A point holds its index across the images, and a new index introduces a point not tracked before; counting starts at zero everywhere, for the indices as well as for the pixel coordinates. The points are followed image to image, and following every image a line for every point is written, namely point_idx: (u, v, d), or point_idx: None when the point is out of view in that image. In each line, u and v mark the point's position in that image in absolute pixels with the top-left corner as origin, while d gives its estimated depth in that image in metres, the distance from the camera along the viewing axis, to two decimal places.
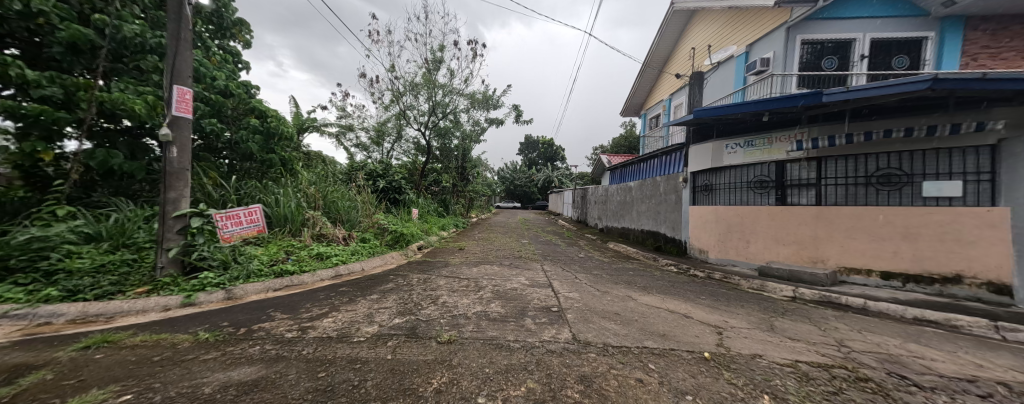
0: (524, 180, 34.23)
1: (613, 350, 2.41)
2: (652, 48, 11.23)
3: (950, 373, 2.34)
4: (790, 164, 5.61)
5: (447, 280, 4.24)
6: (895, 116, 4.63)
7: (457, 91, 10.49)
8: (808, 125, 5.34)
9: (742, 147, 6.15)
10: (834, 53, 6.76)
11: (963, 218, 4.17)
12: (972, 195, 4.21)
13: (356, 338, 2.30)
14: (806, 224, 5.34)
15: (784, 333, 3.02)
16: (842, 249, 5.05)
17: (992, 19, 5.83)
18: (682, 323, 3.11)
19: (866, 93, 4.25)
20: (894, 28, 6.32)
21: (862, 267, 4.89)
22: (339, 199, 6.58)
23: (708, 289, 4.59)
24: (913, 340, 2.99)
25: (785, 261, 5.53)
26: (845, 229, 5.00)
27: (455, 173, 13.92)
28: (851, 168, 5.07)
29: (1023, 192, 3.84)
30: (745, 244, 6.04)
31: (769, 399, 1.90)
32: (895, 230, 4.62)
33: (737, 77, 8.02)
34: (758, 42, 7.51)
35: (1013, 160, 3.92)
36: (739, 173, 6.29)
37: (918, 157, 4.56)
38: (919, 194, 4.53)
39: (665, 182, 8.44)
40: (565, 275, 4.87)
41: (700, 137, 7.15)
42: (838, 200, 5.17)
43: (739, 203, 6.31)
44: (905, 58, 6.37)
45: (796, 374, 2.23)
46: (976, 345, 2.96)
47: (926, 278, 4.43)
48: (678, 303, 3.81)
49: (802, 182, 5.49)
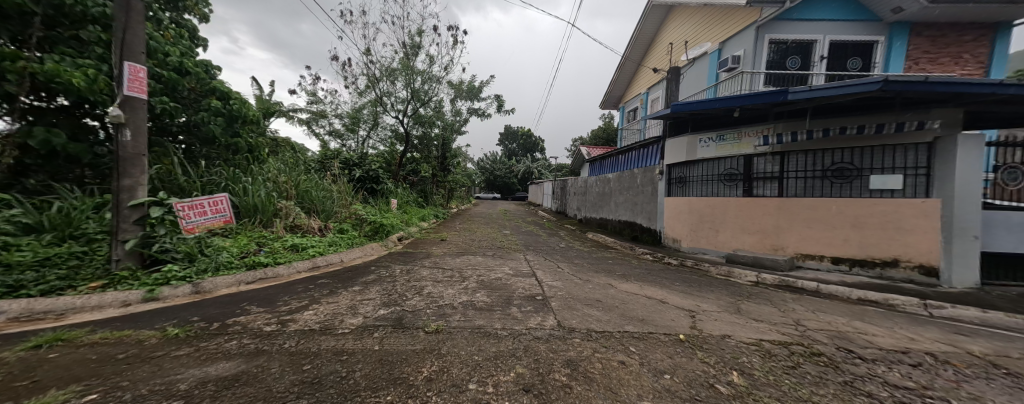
0: (504, 171, 34.20)
1: (596, 335, 2.51)
2: (631, 41, 11.42)
3: (888, 346, 2.63)
4: (757, 158, 5.94)
5: (431, 270, 4.20)
6: (850, 114, 5.02)
7: (438, 78, 10.19)
8: (774, 122, 5.66)
9: (714, 141, 6.42)
10: (797, 53, 7.15)
11: (903, 209, 4.63)
12: (911, 187, 4.69)
13: (340, 329, 2.24)
14: (767, 214, 5.73)
15: (750, 315, 3.26)
16: (800, 238, 5.45)
17: (933, 27, 6.45)
18: (659, 308, 3.28)
19: (826, 92, 4.53)
20: (850, 31, 6.78)
21: (816, 253, 5.32)
22: (313, 188, 6.31)
23: (681, 276, 4.85)
24: (857, 318, 3.34)
25: (749, 248, 5.93)
26: (801, 219, 5.42)
27: (435, 162, 13.60)
28: (810, 162, 5.45)
29: (952, 185, 4.33)
30: (714, 233, 6.39)
31: (737, 374, 2.07)
32: (845, 220, 5.05)
33: (710, 73, 8.30)
34: (730, 40, 7.78)
35: (945, 157, 4.40)
36: (711, 166, 6.59)
37: (869, 152, 4.96)
38: (867, 186, 4.96)
39: (643, 174, 8.68)
40: (548, 264, 4.97)
41: (676, 130, 7.38)
42: (797, 192, 5.55)
43: (709, 194, 6.62)
44: (859, 60, 6.88)
45: (761, 351, 2.43)
46: (907, 321, 3.35)
47: (869, 263, 4.91)
48: (655, 289, 4.00)
49: (766, 175, 5.84)
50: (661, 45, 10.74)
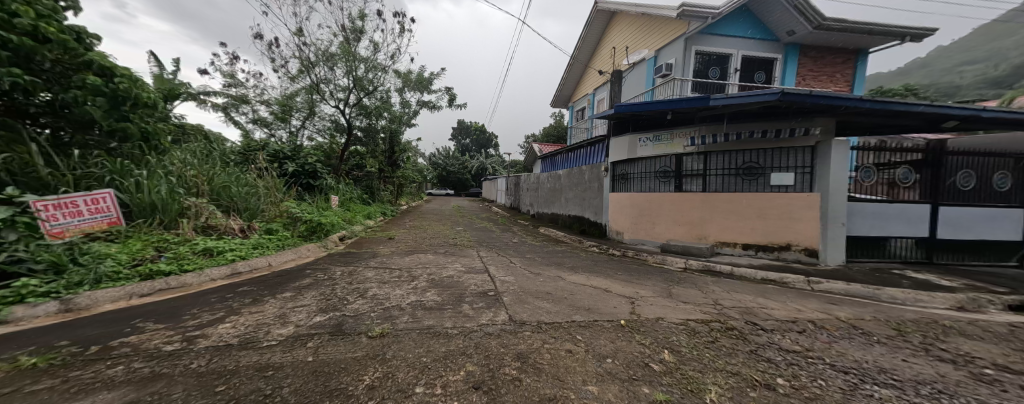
0: (456, 166, 33.61)
1: (545, 326, 2.60)
2: (579, 43, 11.92)
3: (782, 317, 3.15)
4: (686, 157, 6.64)
5: (376, 271, 3.94)
6: (757, 120, 5.86)
7: (383, 67, 9.57)
8: (699, 125, 6.37)
9: (651, 141, 7.03)
10: (717, 64, 8.11)
11: (795, 202, 5.55)
12: (801, 183, 5.64)
13: (266, 342, 1.98)
14: (694, 207, 6.45)
15: (679, 298, 3.65)
16: (719, 228, 6.23)
17: (815, 51, 7.82)
18: (603, 297, 3.50)
19: (739, 100, 5.23)
20: (756, 48, 7.90)
21: (732, 241, 6.13)
22: (233, 183, 5.52)
23: (623, 266, 5.25)
24: (760, 295, 3.95)
25: (680, 238, 6.62)
26: (720, 211, 6.20)
27: (382, 157, 12.81)
28: (727, 161, 6.24)
29: (828, 181, 5.30)
30: (652, 225, 7.02)
31: (668, 353, 2.32)
32: (754, 211, 5.90)
33: (647, 78, 9.03)
34: (664, 49, 8.53)
35: (824, 158, 5.38)
36: (649, 163, 7.20)
37: (770, 154, 5.85)
38: (769, 183, 5.85)
39: (590, 170, 9.17)
40: (501, 260, 4.99)
41: (619, 130, 7.92)
42: (718, 188, 6.33)
43: (647, 190, 7.24)
44: (763, 74, 8.06)
45: (687, 330, 2.74)
46: (796, 295, 4.05)
47: (770, 248, 5.81)
48: (600, 279, 4.27)
49: (694, 172, 6.56)
50: (605, 49, 11.38)
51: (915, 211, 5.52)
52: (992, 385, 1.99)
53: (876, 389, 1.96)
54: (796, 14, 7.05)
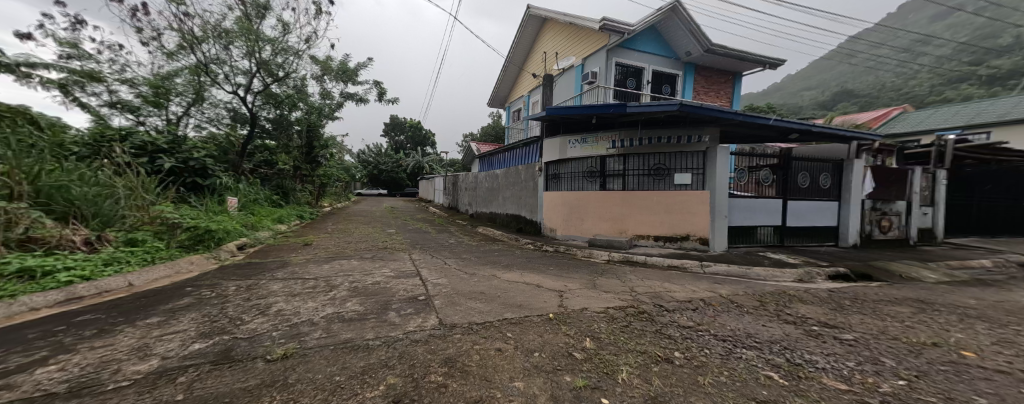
0: (390, 164, 31.67)
1: (476, 327, 2.59)
2: (513, 45, 12.18)
3: (682, 298, 3.68)
4: (609, 159, 7.28)
5: (285, 283, 3.45)
6: (663, 128, 6.73)
7: (296, 51, 8.47)
8: (619, 130, 7.06)
9: (579, 143, 7.56)
10: (633, 76, 9.08)
11: (693, 198, 6.51)
12: (697, 182, 6.63)
13: (113, 385, 1.56)
14: (616, 204, 7.13)
15: (602, 288, 3.99)
16: (637, 222, 6.98)
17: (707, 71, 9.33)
18: (535, 293, 3.63)
19: (648, 109, 5.94)
20: (663, 64, 9.07)
21: (646, 234, 6.93)
22: (75, 183, 4.28)
23: (555, 261, 5.53)
24: (667, 280, 4.55)
25: (605, 233, 7.24)
26: (637, 207, 6.96)
27: (297, 153, 11.36)
28: (642, 163, 7.02)
29: (716, 180, 6.34)
30: (581, 222, 7.54)
31: (589, 341, 2.51)
32: (663, 207, 6.75)
33: (576, 84, 9.66)
34: (590, 58, 9.21)
35: (713, 161, 6.41)
36: (578, 164, 7.73)
37: (674, 157, 6.77)
38: (674, 182, 6.76)
39: (526, 170, 9.45)
40: (434, 262, 4.82)
41: (551, 132, 8.34)
42: (635, 186, 7.08)
43: (577, 189, 7.76)
44: (668, 87, 9.31)
45: (607, 317, 3.01)
46: (693, 278, 4.77)
47: (676, 238, 6.72)
48: (532, 275, 4.42)
49: (615, 173, 7.23)
50: (537, 53, 11.87)
51: (771, 205, 6.97)
52: (816, 338, 2.61)
53: (744, 351, 2.42)
54: (692, 35, 8.44)
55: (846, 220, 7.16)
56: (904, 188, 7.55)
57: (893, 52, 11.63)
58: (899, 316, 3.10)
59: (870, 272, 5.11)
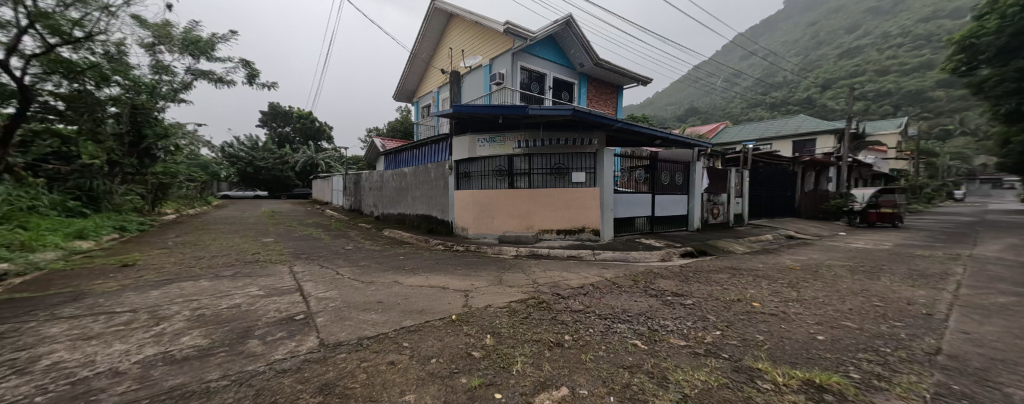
0: (272, 161, 26.53)
1: (366, 342, 2.33)
2: (419, 36, 11.59)
3: (576, 285, 4.11)
4: (515, 158, 7.61)
5: (76, 323, 2.47)
6: (561, 130, 7.38)
7: (109, 10, 6.48)
8: (523, 130, 7.44)
9: (488, 142, 7.68)
10: (536, 81, 9.69)
11: (587, 195, 7.33)
12: (590, 180, 7.50)
13: None
14: (523, 202, 7.51)
15: (507, 283, 4.14)
16: (541, 218, 7.49)
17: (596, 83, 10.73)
18: (439, 295, 3.52)
19: (545, 112, 6.40)
20: (562, 73, 9.98)
21: (549, 228, 7.50)
22: None
23: (464, 260, 5.50)
24: (565, 270, 5.03)
25: (513, 229, 7.55)
26: (541, 204, 7.46)
27: (117, 143, 8.57)
28: (545, 162, 7.56)
29: (603, 179, 7.31)
30: (491, 220, 7.70)
31: (489, 337, 2.55)
32: (562, 203, 7.41)
33: (485, 84, 9.80)
34: (496, 59, 9.43)
35: (601, 162, 7.36)
36: (487, 163, 7.85)
37: (571, 157, 7.50)
38: (572, 180, 7.49)
39: (435, 168, 9.11)
40: (323, 273, 4.20)
41: (460, 130, 8.25)
42: (539, 184, 7.58)
43: (486, 187, 7.89)
44: (567, 94, 10.32)
45: (509, 311, 3.11)
46: (587, 266, 5.40)
47: (574, 231, 7.47)
48: (438, 277, 4.28)
49: (521, 172, 7.61)
50: (445, 49, 11.57)
51: (644, 198, 8.40)
52: (670, 306, 3.24)
53: (619, 325, 2.83)
54: (584, 49, 9.51)
55: (693, 209, 9.17)
56: (727, 184, 10.10)
57: (720, 80, 15.39)
58: (720, 281, 4.13)
59: (707, 248, 6.68)
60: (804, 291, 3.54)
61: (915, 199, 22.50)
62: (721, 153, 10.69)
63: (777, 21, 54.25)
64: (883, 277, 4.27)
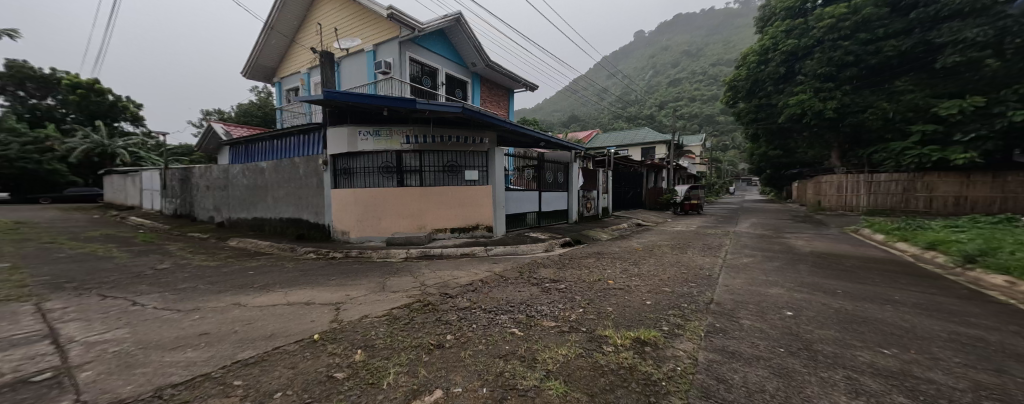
0: None
1: (172, 391, 1.73)
2: (279, 3, 9.57)
3: (464, 282, 4.13)
4: (404, 154, 7.12)
5: None
6: (453, 128, 7.30)
7: None
8: (412, 125, 7.02)
9: (371, 135, 6.94)
10: (427, 75, 9.29)
11: (480, 192, 7.49)
12: (482, 178, 7.68)
13: None
14: (414, 201, 7.09)
15: (390, 289, 3.81)
16: (434, 217, 7.24)
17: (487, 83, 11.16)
18: (300, 313, 2.96)
19: (434, 107, 6.17)
20: (454, 70, 9.91)
21: (443, 227, 7.33)
22: None
23: (341, 269, 4.82)
24: (455, 268, 5.00)
25: (403, 230, 7.07)
26: (434, 202, 7.20)
27: None
28: (436, 160, 7.33)
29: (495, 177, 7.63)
30: (378, 221, 7.01)
31: (360, 352, 2.25)
32: (456, 201, 7.35)
33: (368, 72, 8.83)
34: (381, 45, 8.62)
35: (492, 161, 7.64)
36: (371, 158, 7.10)
37: (463, 156, 7.50)
38: (465, 178, 7.51)
39: (305, 164, 7.69)
40: (108, 307, 2.97)
41: (336, 120, 7.18)
42: (431, 182, 7.31)
43: (371, 185, 7.14)
44: (460, 92, 10.34)
45: (388, 319, 2.84)
46: (478, 262, 5.51)
47: (468, 229, 7.51)
48: (302, 292, 3.61)
49: (412, 169, 7.18)
50: (316, 24, 9.90)
51: (532, 195, 9.16)
52: (547, 292, 3.58)
53: (500, 317, 2.94)
54: (476, 50, 9.67)
55: (572, 204, 10.52)
56: (596, 182, 11.99)
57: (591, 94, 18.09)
58: (587, 264, 4.83)
59: (581, 237, 7.77)
60: (642, 267, 4.49)
61: (711, 192, 31.70)
62: (592, 156, 12.61)
63: (633, 50, 67.19)
64: (688, 250, 5.81)
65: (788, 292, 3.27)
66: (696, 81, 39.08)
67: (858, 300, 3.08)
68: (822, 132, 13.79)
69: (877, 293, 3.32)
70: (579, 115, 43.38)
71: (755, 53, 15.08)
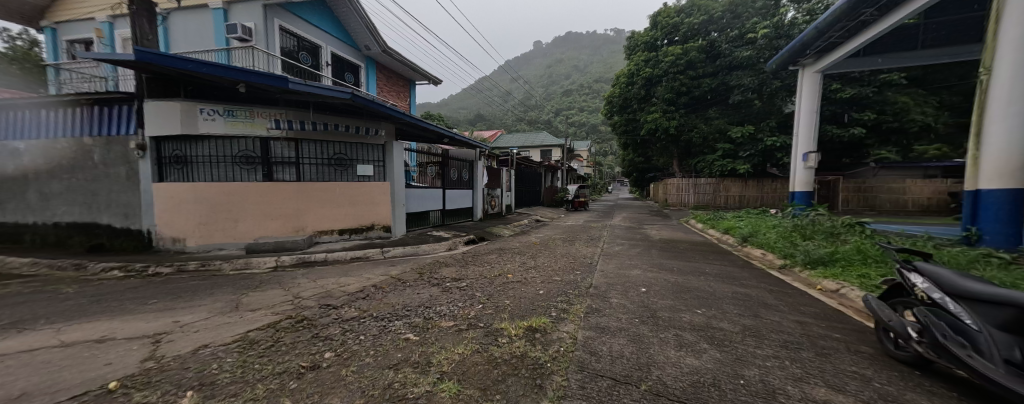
0: None
1: None
2: None
3: (353, 289, 3.68)
4: (272, 141, 5.85)
5: None
6: (340, 115, 6.34)
7: None
8: (284, 108, 5.81)
9: (221, 115, 5.44)
10: (307, 51, 7.85)
11: (374, 189, 6.79)
12: (378, 174, 6.98)
13: None
14: (288, 198, 5.94)
15: (249, 307, 3.07)
16: (315, 218, 6.21)
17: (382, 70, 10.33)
18: (87, 355, 2.08)
19: (314, 90, 5.15)
20: (343, 50, 8.70)
21: (328, 229, 6.37)
22: None
23: (170, 289, 3.63)
24: (342, 275, 4.39)
25: (272, 234, 5.84)
26: (316, 201, 6.19)
27: None
28: (318, 151, 6.29)
29: (393, 173, 7.04)
30: (234, 224, 5.62)
31: (192, 393, 1.69)
32: (345, 199, 6.48)
33: (217, 36, 6.85)
34: (237, 5, 6.84)
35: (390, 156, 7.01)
36: (222, 145, 5.61)
37: (354, 147, 6.65)
38: (356, 173, 6.68)
39: (107, 150, 5.57)
40: None
41: (161, 90, 5.35)
42: (312, 177, 6.25)
43: (222, 179, 5.66)
44: (351, 76, 9.21)
45: (242, 346, 2.24)
46: (372, 266, 4.98)
47: (360, 229, 6.73)
48: (93, 327, 2.55)
49: (284, 160, 5.97)
50: None
51: (436, 193, 8.87)
52: (448, 291, 3.50)
53: (393, 323, 2.70)
54: (370, 33, 8.73)
55: (477, 202, 10.63)
56: (500, 181, 12.45)
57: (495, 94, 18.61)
58: (488, 261, 4.94)
59: (486, 234, 7.93)
60: (537, 259, 4.86)
61: (596, 191, 37.01)
62: (496, 155, 13.02)
63: (535, 58, 72.36)
64: (576, 243, 6.59)
65: (644, 272, 4.07)
66: (586, 93, 44.82)
67: (685, 274, 4.07)
68: (669, 145, 17.70)
69: (697, 268, 4.46)
70: (486, 114, 44.27)
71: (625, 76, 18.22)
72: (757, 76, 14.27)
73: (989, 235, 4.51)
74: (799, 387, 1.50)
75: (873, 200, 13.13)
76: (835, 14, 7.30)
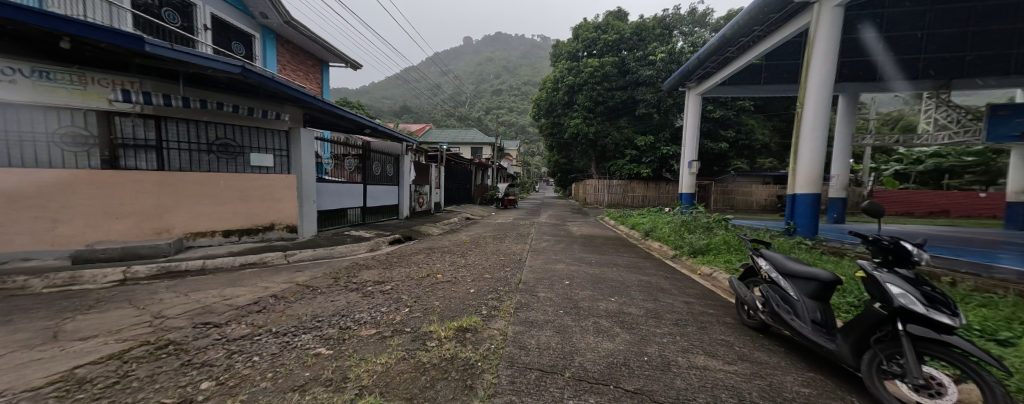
0: None
1: None
2: None
3: (243, 302, 3.06)
4: (118, 117, 4.51)
5: None
6: (225, 92, 5.24)
7: None
8: (138, 75, 4.47)
9: (28, 77, 3.81)
10: (175, 9, 6.18)
11: (274, 183, 5.84)
12: (279, 165, 6.04)
13: None
14: (145, 192, 4.65)
15: (75, 336, 2.27)
16: (187, 216, 5.00)
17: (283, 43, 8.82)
18: None
19: (189, 58, 4.08)
20: (228, 14, 7.14)
21: (207, 230, 5.20)
22: None
23: None
24: (229, 285, 3.62)
25: (115, 238, 4.46)
26: (189, 195, 5.00)
27: None
28: (192, 134, 5.11)
29: (298, 165, 6.19)
30: (49, 226, 4.07)
31: None
32: (232, 194, 5.40)
33: None
34: None
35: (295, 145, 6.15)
36: (29, 117, 3.97)
37: (245, 133, 5.62)
38: (247, 163, 5.65)
39: None
40: None
41: None
42: (182, 166, 5.06)
43: (26, 162, 3.99)
44: (241, 46, 7.65)
45: (62, 388, 1.62)
46: (270, 273, 4.22)
47: (254, 230, 5.67)
48: None
49: (138, 143, 4.67)
50: None
51: (355, 189, 8.02)
52: (369, 296, 3.18)
53: (300, 337, 2.34)
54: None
55: (403, 199, 9.97)
56: (428, 177, 11.91)
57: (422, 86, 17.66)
58: (415, 261, 4.67)
59: (412, 234, 7.51)
60: (467, 258, 4.80)
61: (524, 189, 38.41)
62: (424, 150, 12.41)
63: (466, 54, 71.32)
64: (504, 240, 6.72)
65: (567, 266, 4.39)
66: (515, 94, 46.11)
67: (600, 266, 4.53)
68: (588, 149, 19.42)
69: (610, 260, 5.01)
70: (413, 106, 41.87)
71: (551, 82, 19.36)
72: (657, 93, 16.53)
73: (800, 227, 6.17)
74: (686, 357, 1.81)
75: (732, 201, 16.64)
76: (711, 49, 8.92)
